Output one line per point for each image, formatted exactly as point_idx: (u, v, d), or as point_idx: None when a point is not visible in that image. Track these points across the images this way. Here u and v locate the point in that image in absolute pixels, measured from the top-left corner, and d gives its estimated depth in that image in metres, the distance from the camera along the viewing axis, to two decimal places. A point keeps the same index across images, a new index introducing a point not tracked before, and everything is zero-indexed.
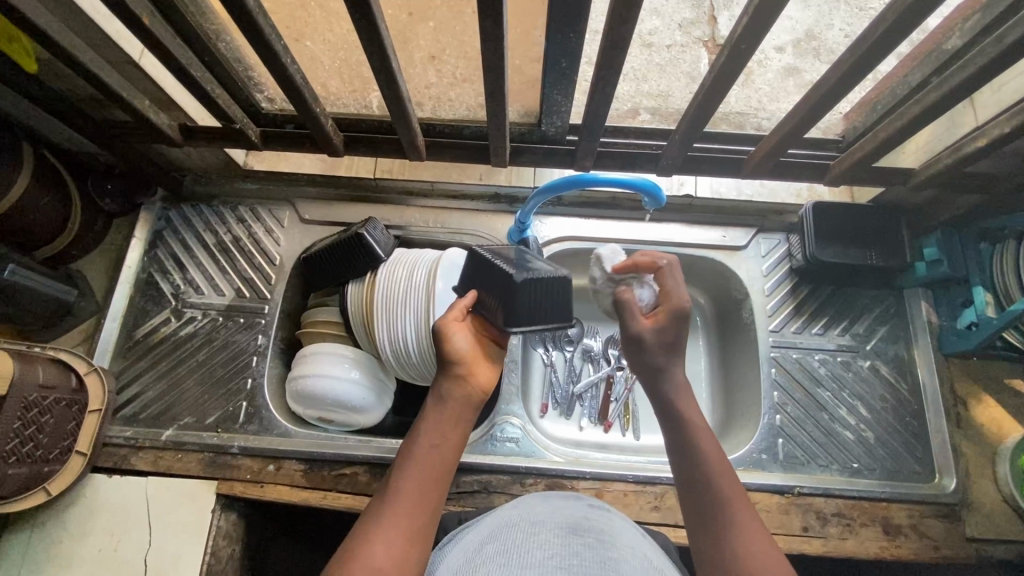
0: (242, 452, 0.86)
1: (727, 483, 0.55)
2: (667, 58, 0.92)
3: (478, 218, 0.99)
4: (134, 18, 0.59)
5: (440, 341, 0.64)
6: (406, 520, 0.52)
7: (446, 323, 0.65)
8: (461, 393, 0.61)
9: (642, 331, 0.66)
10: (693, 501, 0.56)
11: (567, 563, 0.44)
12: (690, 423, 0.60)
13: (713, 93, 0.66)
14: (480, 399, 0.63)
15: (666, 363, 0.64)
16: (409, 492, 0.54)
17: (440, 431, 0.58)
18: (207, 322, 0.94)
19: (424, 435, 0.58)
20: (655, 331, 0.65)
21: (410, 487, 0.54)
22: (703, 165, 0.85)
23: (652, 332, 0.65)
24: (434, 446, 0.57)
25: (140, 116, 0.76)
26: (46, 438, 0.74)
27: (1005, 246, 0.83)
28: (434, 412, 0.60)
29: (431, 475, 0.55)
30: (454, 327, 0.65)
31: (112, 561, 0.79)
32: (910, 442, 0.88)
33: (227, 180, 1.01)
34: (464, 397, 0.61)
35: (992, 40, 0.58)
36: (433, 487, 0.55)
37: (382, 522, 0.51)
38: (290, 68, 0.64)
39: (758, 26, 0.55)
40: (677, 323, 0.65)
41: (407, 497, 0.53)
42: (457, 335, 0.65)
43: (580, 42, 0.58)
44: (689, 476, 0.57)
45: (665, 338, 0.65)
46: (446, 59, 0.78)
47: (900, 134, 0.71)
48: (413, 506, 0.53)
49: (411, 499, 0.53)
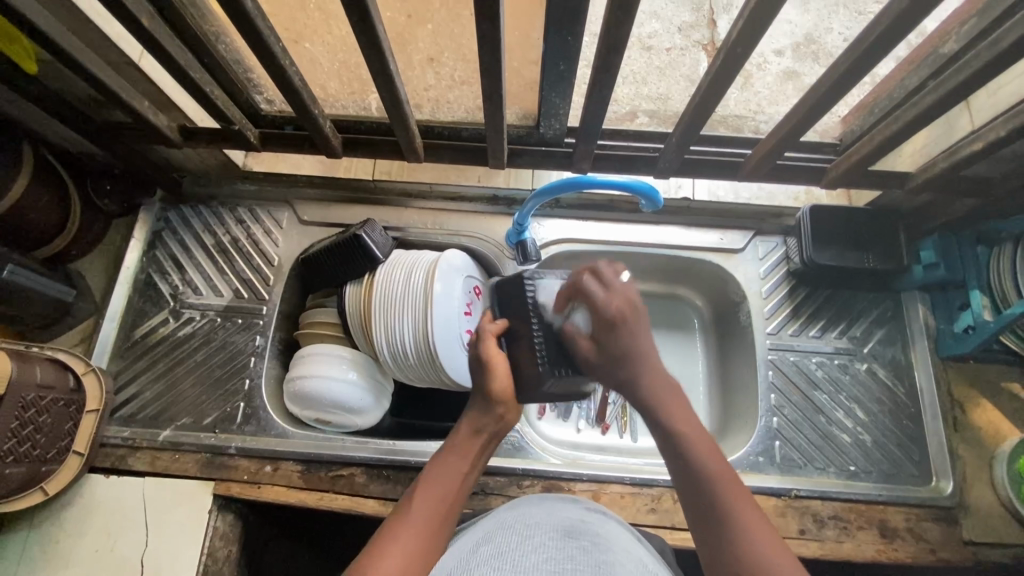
0: (239, 452, 0.86)
1: (725, 478, 0.55)
2: (666, 61, 0.92)
3: (476, 219, 1.00)
4: (134, 19, 0.59)
5: (484, 371, 0.69)
6: (425, 530, 0.53)
7: (493, 355, 0.69)
8: (491, 426, 0.66)
9: (590, 356, 0.68)
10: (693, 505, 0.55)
11: (562, 567, 0.43)
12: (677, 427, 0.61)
13: (710, 96, 0.67)
14: (503, 437, 0.68)
15: (630, 374, 0.66)
16: (431, 505, 0.56)
17: (464, 457, 0.62)
18: (206, 323, 0.94)
19: (447, 458, 0.62)
20: (603, 347, 0.67)
21: (433, 501, 0.56)
22: (699, 167, 0.85)
23: (596, 352, 0.68)
24: (458, 471, 0.61)
25: (139, 117, 0.76)
26: (43, 438, 0.74)
27: (1002, 249, 0.82)
28: (459, 440, 0.64)
29: (450, 495, 0.58)
30: (499, 359, 0.69)
31: (109, 561, 0.79)
32: (907, 445, 0.89)
33: (226, 181, 1.01)
34: (492, 427, 0.66)
35: (988, 44, 0.58)
36: (451, 506, 0.57)
37: (403, 531, 0.53)
38: (289, 69, 0.65)
39: (754, 29, 0.55)
40: (607, 334, 0.67)
41: (429, 509, 0.55)
42: (502, 363, 0.69)
43: (577, 45, 0.59)
44: (687, 477, 0.57)
45: (608, 354, 0.67)
46: (444, 61, 0.79)
47: (897, 137, 0.71)
48: (433, 520, 0.55)
49: (433, 513, 0.55)
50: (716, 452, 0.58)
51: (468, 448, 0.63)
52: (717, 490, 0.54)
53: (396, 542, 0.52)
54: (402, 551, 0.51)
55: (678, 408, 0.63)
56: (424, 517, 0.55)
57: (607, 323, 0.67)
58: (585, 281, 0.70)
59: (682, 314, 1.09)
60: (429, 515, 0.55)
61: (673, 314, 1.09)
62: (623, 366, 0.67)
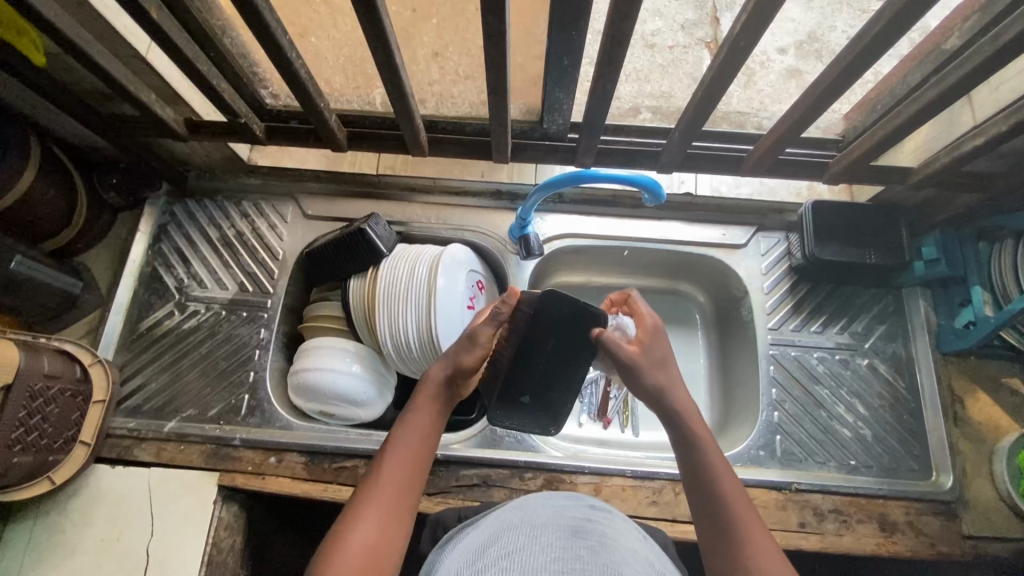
0: (243, 444, 0.87)
1: (735, 492, 0.56)
2: (669, 59, 0.89)
3: (479, 214, 1.00)
4: (143, 12, 0.60)
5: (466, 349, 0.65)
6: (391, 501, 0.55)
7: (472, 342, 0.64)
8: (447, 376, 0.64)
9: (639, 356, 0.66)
10: (696, 498, 0.58)
11: (569, 567, 0.44)
12: (693, 431, 0.61)
13: (713, 91, 0.68)
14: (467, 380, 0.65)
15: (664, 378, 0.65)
16: (400, 474, 0.56)
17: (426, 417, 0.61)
18: (210, 315, 0.95)
19: (411, 416, 0.61)
20: (643, 355, 0.66)
21: (399, 460, 0.57)
22: (702, 161, 0.86)
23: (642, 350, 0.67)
24: (423, 434, 0.60)
25: (147, 111, 0.77)
26: (50, 427, 0.75)
27: (1003, 245, 0.85)
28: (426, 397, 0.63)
29: (420, 457, 0.58)
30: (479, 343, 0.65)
31: (114, 551, 0.80)
32: (908, 439, 0.89)
33: (231, 175, 1.02)
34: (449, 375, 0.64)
35: (990, 37, 0.58)
36: (422, 469, 0.58)
37: (371, 502, 0.54)
38: (296, 63, 0.65)
39: (757, 24, 0.56)
40: (655, 338, 0.68)
41: (396, 467, 0.57)
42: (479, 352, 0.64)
43: (582, 40, 0.59)
44: (698, 480, 0.58)
45: (653, 355, 0.67)
46: (449, 56, 0.78)
47: (899, 132, 0.72)
48: (402, 487, 0.56)
49: (401, 480, 0.56)
50: (726, 463, 0.59)
51: (434, 411, 0.62)
52: (729, 501, 0.55)
53: (367, 514, 0.53)
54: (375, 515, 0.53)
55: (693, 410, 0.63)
56: (394, 481, 0.56)
57: (655, 333, 0.68)
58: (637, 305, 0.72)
59: (683, 309, 1.10)
60: (398, 477, 0.56)
61: (674, 309, 1.10)
62: (659, 371, 0.65)
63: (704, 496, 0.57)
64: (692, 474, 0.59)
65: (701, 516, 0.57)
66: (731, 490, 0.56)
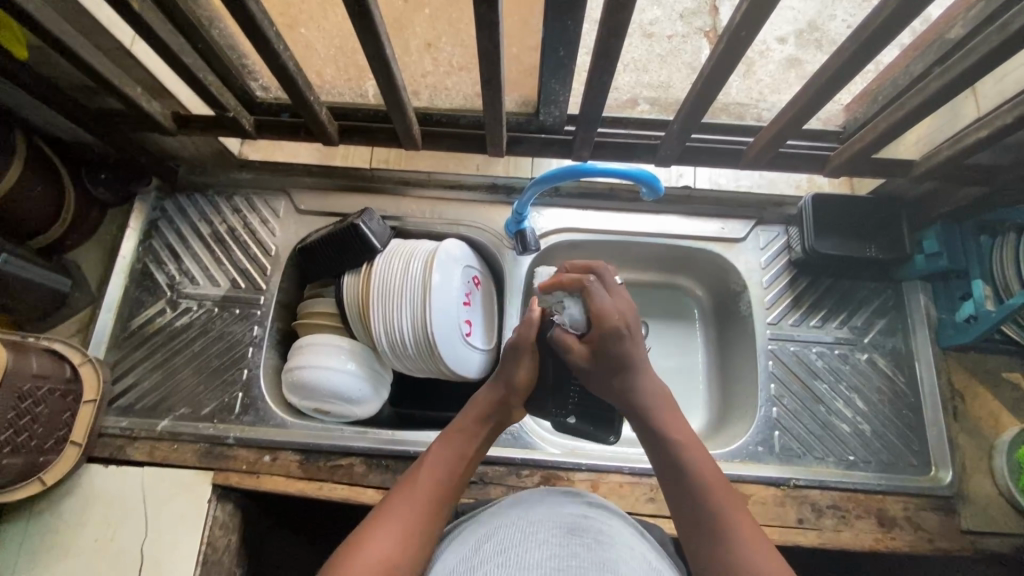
0: (237, 442, 0.86)
1: (716, 488, 0.55)
2: (668, 49, 0.87)
3: (475, 208, 0.99)
4: (124, 3, 0.58)
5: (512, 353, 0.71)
6: (419, 512, 0.54)
7: (524, 345, 0.71)
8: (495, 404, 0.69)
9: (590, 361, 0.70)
10: (678, 507, 0.56)
11: (565, 564, 0.43)
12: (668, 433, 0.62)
13: (711, 82, 0.66)
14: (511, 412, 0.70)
15: (630, 383, 0.67)
16: (430, 484, 0.57)
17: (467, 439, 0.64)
18: (203, 313, 0.93)
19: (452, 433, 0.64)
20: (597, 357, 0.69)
21: (436, 473, 0.59)
22: (700, 155, 0.84)
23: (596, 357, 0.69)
24: (456, 453, 0.62)
25: (133, 105, 0.75)
26: (40, 428, 0.74)
27: (1005, 239, 0.83)
28: (468, 418, 0.66)
29: (455, 475, 0.60)
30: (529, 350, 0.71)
31: (108, 551, 0.79)
32: (907, 434, 0.88)
33: (222, 169, 1.00)
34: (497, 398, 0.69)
35: (996, 28, 0.57)
36: (452, 487, 0.59)
37: (397, 511, 0.54)
38: (283, 55, 0.64)
39: (758, 14, 0.54)
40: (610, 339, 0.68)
41: (429, 479, 0.58)
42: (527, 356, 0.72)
43: (577, 30, 0.57)
44: (678, 480, 0.57)
45: (607, 360, 0.68)
46: (443, 46, 0.76)
47: (901, 124, 0.70)
48: (435, 494, 0.57)
49: (431, 491, 0.57)
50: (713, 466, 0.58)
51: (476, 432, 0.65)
52: (710, 493, 0.55)
53: (389, 524, 0.52)
54: (400, 525, 0.52)
55: (670, 411, 0.64)
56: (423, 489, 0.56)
57: (607, 334, 0.68)
58: (589, 296, 0.72)
59: (682, 303, 1.08)
60: (429, 489, 0.57)
61: (673, 303, 1.08)
62: (620, 374, 0.67)
63: (688, 501, 0.56)
64: (675, 478, 0.58)
65: (683, 519, 0.55)
66: (716, 487, 0.55)
